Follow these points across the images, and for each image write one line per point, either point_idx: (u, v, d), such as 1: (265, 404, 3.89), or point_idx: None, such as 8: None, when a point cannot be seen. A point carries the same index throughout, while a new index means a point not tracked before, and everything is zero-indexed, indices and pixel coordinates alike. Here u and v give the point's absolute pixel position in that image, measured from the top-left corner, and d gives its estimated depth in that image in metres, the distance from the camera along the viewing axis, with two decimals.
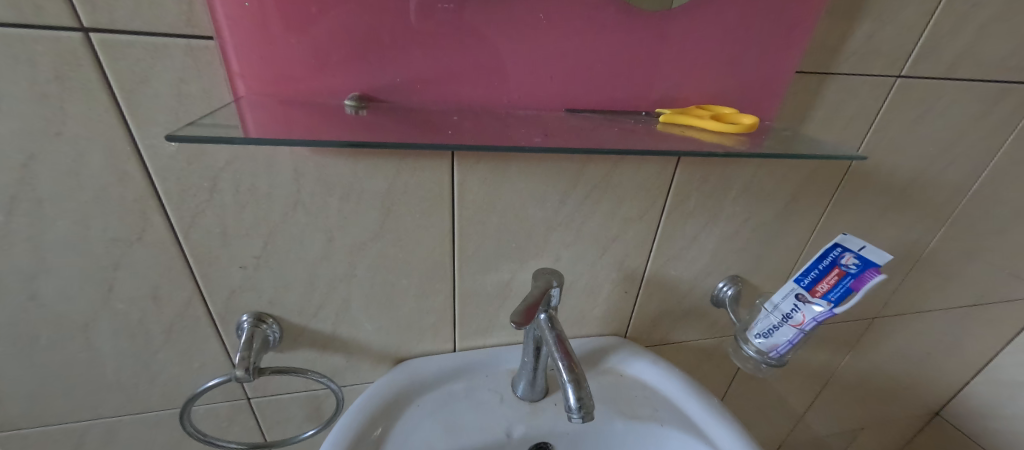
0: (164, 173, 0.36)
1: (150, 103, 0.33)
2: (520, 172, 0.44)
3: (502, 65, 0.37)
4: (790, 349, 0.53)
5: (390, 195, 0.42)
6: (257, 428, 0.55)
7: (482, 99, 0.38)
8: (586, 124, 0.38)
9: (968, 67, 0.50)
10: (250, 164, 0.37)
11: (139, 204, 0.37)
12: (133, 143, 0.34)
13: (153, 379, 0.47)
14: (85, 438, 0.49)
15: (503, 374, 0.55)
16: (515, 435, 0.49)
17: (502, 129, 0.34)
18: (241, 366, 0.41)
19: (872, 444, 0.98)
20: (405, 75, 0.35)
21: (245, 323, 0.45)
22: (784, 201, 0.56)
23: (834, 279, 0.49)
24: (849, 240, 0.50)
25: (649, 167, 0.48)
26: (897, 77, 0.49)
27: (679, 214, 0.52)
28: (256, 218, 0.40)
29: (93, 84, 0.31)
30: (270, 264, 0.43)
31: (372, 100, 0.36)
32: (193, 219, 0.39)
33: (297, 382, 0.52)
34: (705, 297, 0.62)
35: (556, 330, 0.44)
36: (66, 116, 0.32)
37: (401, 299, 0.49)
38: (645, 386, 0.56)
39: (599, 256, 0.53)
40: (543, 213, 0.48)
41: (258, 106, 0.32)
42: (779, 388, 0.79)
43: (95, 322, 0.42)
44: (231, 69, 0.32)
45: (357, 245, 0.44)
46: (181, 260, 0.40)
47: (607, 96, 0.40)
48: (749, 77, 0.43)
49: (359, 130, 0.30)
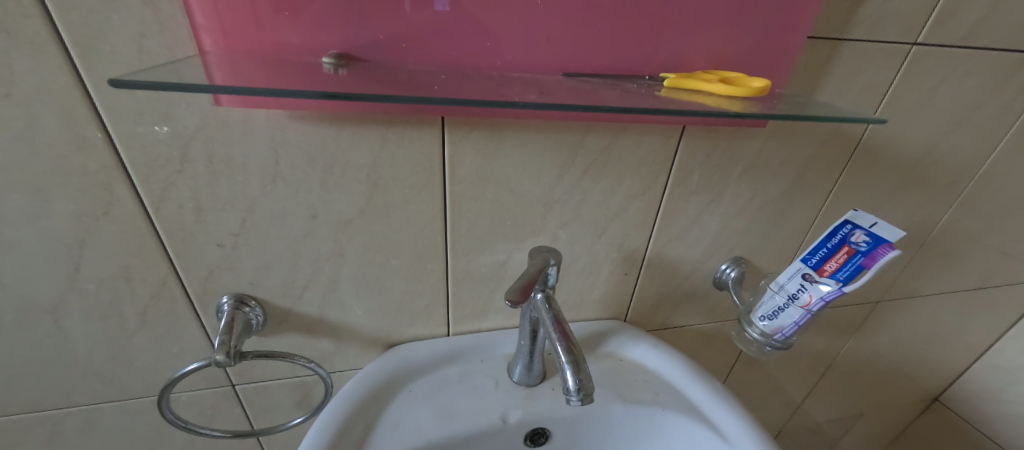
0: (129, 141, 0.33)
1: (108, 61, 0.30)
2: (515, 144, 0.42)
3: (494, 22, 0.34)
4: (796, 331, 0.51)
5: (376, 167, 0.39)
6: (244, 416, 0.52)
7: (472, 60, 0.35)
8: (584, 86, 0.35)
9: (986, 34, 0.48)
10: (224, 132, 0.35)
11: (104, 175, 0.34)
12: (93, 107, 0.32)
13: (130, 365, 0.44)
14: (61, 428, 0.46)
15: (499, 359, 0.53)
16: (511, 420, 0.47)
17: (495, 89, 0.31)
18: (221, 350, 0.39)
19: (870, 429, 0.98)
20: (388, 32, 0.32)
21: (226, 305, 0.43)
22: (791, 179, 0.53)
23: (843, 258, 0.47)
24: (860, 216, 0.48)
25: (651, 139, 0.45)
26: (914, 44, 0.46)
27: (682, 191, 0.50)
28: (233, 192, 0.37)
29: (42, 38, 0.28)
30: (249, 241, 0.40)
31: (354, 60, 0.33)
32: (164, 192, 0.36)
33: (283, 368, 0.50)
34: (707, 279, 0.60)
35: (553, 310, 0.42)
36: (15, 75, 0.29)
37: (391, 281, 0.47)
38: (646, 370, 0.54)
39: (598, 236, 0.51)
40: (540, 189, 0.45)
41: (225, 61, 0.29)
42: (780, 373, 0.78)
43: (63, 303, 0.39)
44: (195, 21, 0.29)
45: (343, 222, 0.42)
46: (153, 237, 0.38)
47: (608, 58, 0.38)
48: (759, 40, 0.40)
49: (337, 86, 0.27)
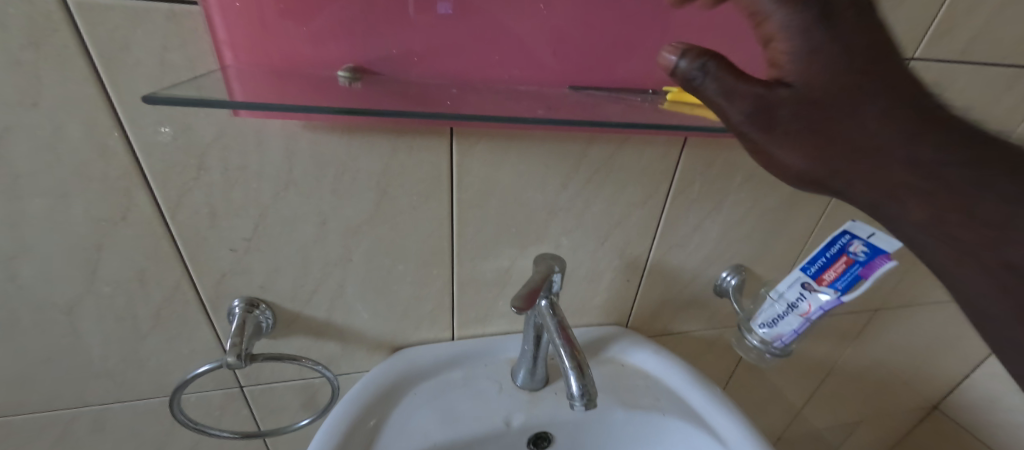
0: (148, 149, 0.34)
1: (132, 72, 0.31)
2: (521, 153, 0.43)
3: (504, 38, 0.35)
4: (795, 339, 0.52)
5: (386, 175, 0.40)
6: (251, 417, 0.53)
7: (481, 74, 0.36)
8: (590, 100, 0.36)
9: (983, 49, 0.49)
10: (239, 140, 0.36)
11: (124, 182, 0.35)
12: (115, 116, 0.33)
13: (142, 366, 0.45)
14: (73, 427, 0.47)
15: (502, 363, 0.53)
16: (514, 424, 0.47)
17: (504, 103, 0.33)
18: (232, 352, 0.40)
19: (869, 437, 0.98)
20: (401, 47, 0.34)
21: (237, 308, 0.44)
22: (791, 188, 0.54)
23: (841, 267, 0.48)
24: (858, 227, 0.48)
25: (654, 150, 0.46)
26: (911, 58, 0.47)
27: (683, 200, 0.51)
28: (247, 199, 0.38)
29: (69, 51, 0.29)
30: (261, 246, 0.41)
31: (367, 73, 0.34)
32: (180, 199, 0.37)
33: (290, 370, 0.51)
34: (708, 286, 0.60)
35: (557, 316, 0.43)
36: (43, 86, 0.30)
37: (398, 286, 0.48)
38: (647, 376, 0.55)
39: (601, 243, 0.52)
40: (544, 197, 0.46)
41: (245, 75, 0.31)
42: (780, 379, 0.79)
43: (79, 305, 0.40)
44: (217, 36, 0.30)
45: (352, 228, 0.43)
46: (168, 241, 0.39)
47: (613, 72, 0.39)
48: (760, 56, 0.41)
49: (354, 100, 0.29)
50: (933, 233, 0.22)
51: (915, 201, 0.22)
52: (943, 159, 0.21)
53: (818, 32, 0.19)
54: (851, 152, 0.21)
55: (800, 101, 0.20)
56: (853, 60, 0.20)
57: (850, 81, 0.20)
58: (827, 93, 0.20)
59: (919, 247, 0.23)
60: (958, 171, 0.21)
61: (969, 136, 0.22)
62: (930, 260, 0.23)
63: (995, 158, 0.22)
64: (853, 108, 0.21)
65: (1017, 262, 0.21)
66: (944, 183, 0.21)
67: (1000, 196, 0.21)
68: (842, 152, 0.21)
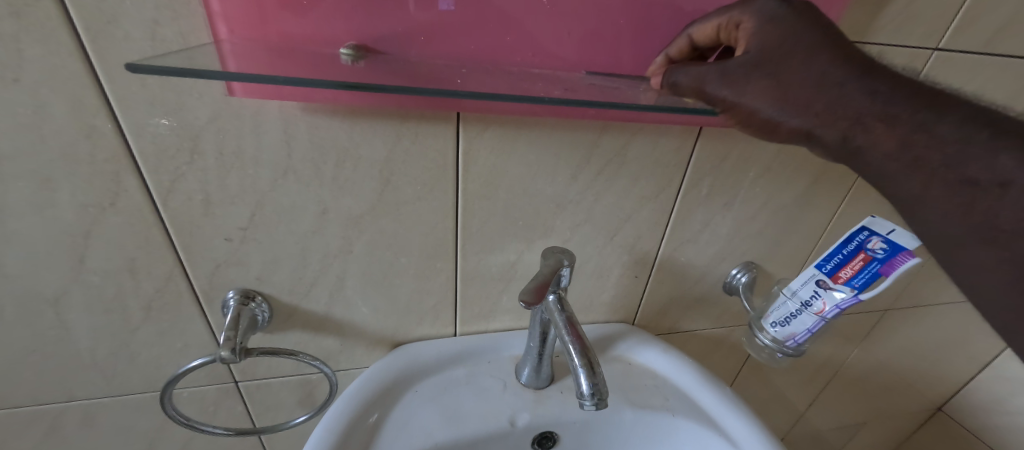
0: (138, 131, 0.33)
1: (121, 47, 0.29)
2: (530, 142, 0.41)
3: (517, 17, 0.33)
4: (808, 338, 0.51)
5: (389, 163, 0.39)
6: (246, 414, 0.52)
7: (492, 55, 0.34)
8: (606, 85, 0.34)
9: (1009, 42, 0.47)
10: (235, 123, 0.34)
11: (113, 165, 0.33)
12: (102, 94, 0.31)
13: (132, 359, 0.44)
14: (60, 422, 0.46)
15: (506, 361, 0.52)
16: (520, 423, 0.46)
17: (518, 84, 0.31)
18: (226, 347, 0.38)
19: (872, 439, 0.97)
20: (408, 24, 0.32)
21: (232, 300, 0.42)
22: (806, 184, 0.53)
23: (859, 264, 0.46)
24: (877, 223, 0.46)
25: (667, 141, 0.45)
26: (935, 49, 0.45)
27: (696, 194, 0.49)
28: (243, 186, 0.37)
29: (53, 22, 0.28)
30: (257, 236, 0.40)
31: (372, 52, 0.32)
32: (172, 184, 0.35)
33: (287, 365, 0.49)
34: (717, 284, 0.59)
35: (566, 312, 0.41)
36: (24, 60, 0.28)
37: (399, 280, 0.46)
38: (655, 375, 0.53)
39: (610, 237, 0.50)
40: (553, 189, 0.45)
41: (241, 50, 0.29)
42: (786, 379, 0.77)
43: (66, 295, 0.38)
44: (211, 8, 0.29)
45: (353, 218, 0.41)
46: (160, 230, 0.37)
47: (631, 56, 0.37)
48: None
49: (360, 77, 0.27)
50: (901, 159, 0.28)
51: (880, 130, 0.28)
52: (891, 94, 0.28)
53: (758, 15, 0.30)
54: (817, 93, 0.28)
55: (759, 59, 0.28)
56: (797, 32, 0.28)
57: (798, 40, 0.28)
58: (780, 48, 0.28)
59: (894, 180, 0.29)
60: (903, 102, 0.28)
61: (907, 81, 0.29)
62: (910, 194, 0.29)
63: (929, 93, 0.29)
64: (811, 58, 0.28)
65: (973, 176, 0.27)
66: (897, 111, 0.28)
67: (948, 124, 0.28)
68: (807, 92, 0.27)
